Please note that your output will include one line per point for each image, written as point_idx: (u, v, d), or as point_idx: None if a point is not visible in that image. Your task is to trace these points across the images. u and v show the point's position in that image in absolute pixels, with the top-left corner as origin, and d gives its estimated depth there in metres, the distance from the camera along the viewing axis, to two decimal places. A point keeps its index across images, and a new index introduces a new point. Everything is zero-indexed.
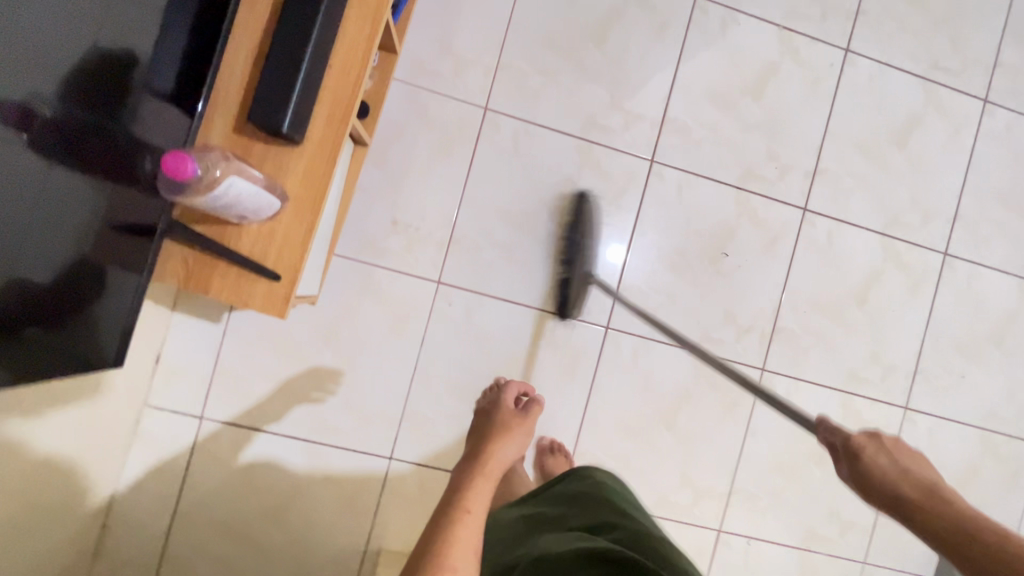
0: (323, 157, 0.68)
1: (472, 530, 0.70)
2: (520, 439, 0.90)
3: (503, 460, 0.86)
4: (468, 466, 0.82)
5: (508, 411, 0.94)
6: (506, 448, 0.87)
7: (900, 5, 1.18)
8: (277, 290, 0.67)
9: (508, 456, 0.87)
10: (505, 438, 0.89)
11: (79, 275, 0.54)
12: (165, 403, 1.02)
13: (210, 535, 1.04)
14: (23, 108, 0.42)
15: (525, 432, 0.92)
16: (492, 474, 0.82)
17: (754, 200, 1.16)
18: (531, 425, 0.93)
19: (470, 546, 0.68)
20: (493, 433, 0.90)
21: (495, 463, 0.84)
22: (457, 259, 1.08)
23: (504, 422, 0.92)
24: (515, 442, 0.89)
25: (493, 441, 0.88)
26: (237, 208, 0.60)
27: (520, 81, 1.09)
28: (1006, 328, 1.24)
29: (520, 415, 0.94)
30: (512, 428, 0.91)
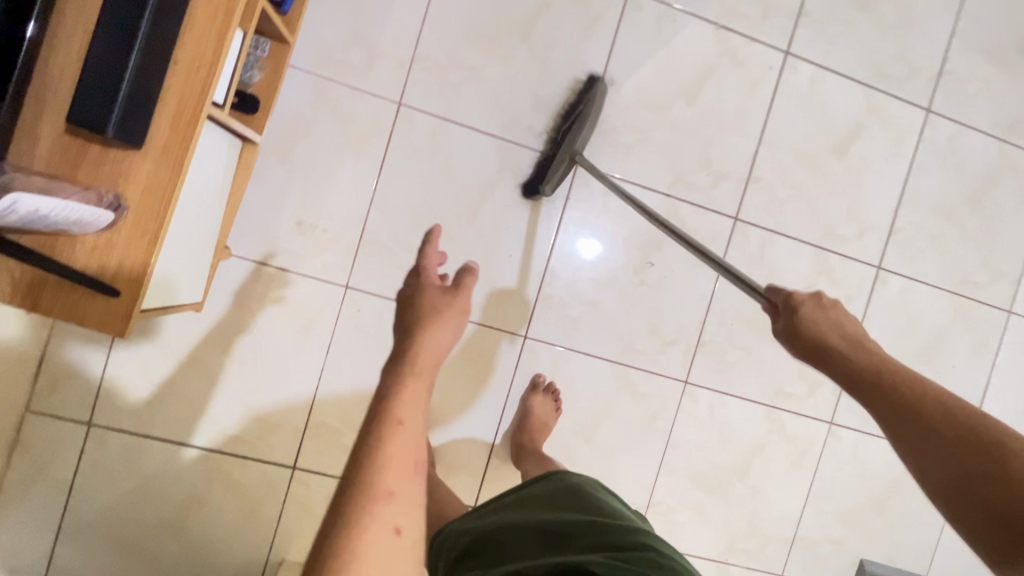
0: (167, 164, 0.62)
1: (405, 456, 0.48)
2: (452, 323, 0.60)
3: (435, 356, 0.57)
4: (385, 373, 0.54)
5: (432, 290, 0.64)
6: (435, 340, 0.57)
7: (845, 7, 1.13)
8: (116, 306, 0.62)
9: (439, 349, 0.57)
10: (431, 326, 0.59)
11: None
12: (49, 408, 0.96)
13: (100, 544, 0.99)
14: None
15: (461, 311, 0.61)
16: (425, 372, 0.54)
17: (684, 207, 1.12)
18: (468, 295, 0.63)
19: (408, 464, 0.48)
20: (412, 323, 0.60)
21: (426, 363, 0.55)
22: (366, 262, 1.03)
23: (428, 303, 0.62)
24: (447, 331, 0.59)
25: (412, 334, 0.58)
26: (45, 221, 0.54)
27: (439, 76, 1.03)
28: (936, 344, 1.22)
29: (450, 293, 0.63)
30: (439, 310, 0.60)
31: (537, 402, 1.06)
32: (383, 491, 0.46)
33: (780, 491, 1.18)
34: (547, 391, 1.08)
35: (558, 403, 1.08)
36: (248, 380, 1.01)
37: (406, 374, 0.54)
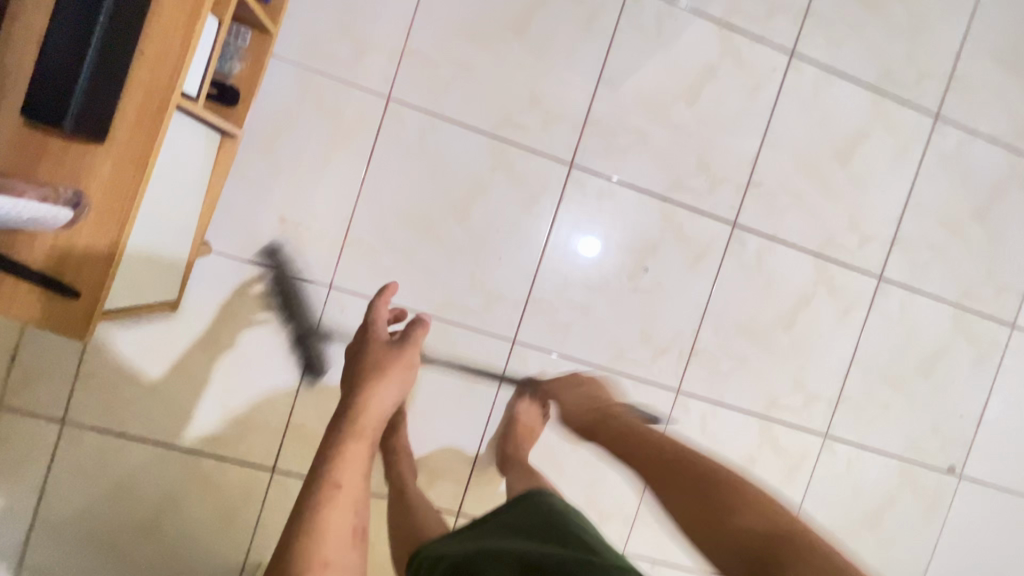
0: (131, 159, 0.58)
1: (344, 505, 0.69)
2: (396, 381, 0.83)
3: (380, 409, 0.81)
4: (341, 420, 0.78)
5: (379, 347, 0.87)
6: (382, 396, 0.82)
7: (854, 8, 1.09)
8: (78, 308, 0.59)
9: (386, 402, 0.82)
10: (377, 386, 0.82)
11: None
12: (22, 404, 0.94)
13: (72, 545, 0.97)
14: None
15: (406, 369, 0.85)
16: (367, 428, 0.78)
17: (681, 212, 1.08)
18: (410, 357, 0.86)
19: (343, 528, 0.68)
20: (363, 379, 0.83)
21: (370, 416, 0.79)
22: (351, 262, 1.00)
23: (375, 364, 0.84)
24: (390, 387, 0.83)
25: (362, 390, 0.81)
26: (0, 220, 0.51)
27: (429, 70, 0.99)
28: (936, 358, 1.19)
29: (395, 350, 0.86)
30: (387, 369, 0.84)
31: (525, 410, 1.04)
32: (322, 559, 0.64)
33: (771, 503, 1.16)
34: (534, 399, 1.05)
35: (546, 412, 1.05)
36: (227, 380, 0.99)
37: (354, 426, 0.78)
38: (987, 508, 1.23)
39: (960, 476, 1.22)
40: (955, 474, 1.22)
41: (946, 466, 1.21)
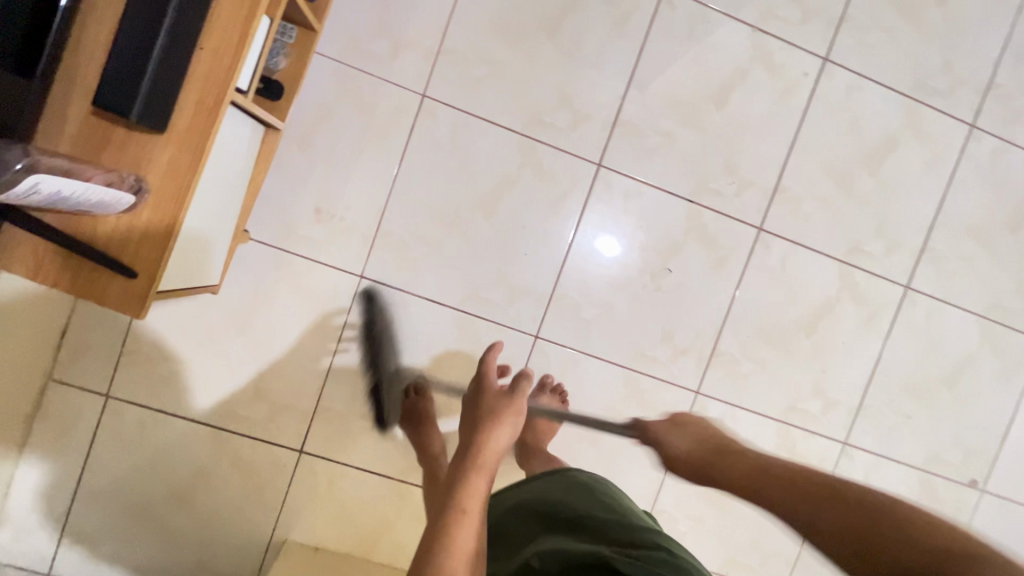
0: (189, 147, 0.62)
1: (467, 537, 0.59)
2: (512, 423, 0.75)
3: (498, 452, 0.70)
4: (458, 465, 0.67)
5: (494, 393, 0.80)
6: (498, 437, 0.72)
7: (890, 14, 1.08)
8: (135, 287, 0.63)
9: (501, 444, 0.71)
10: (495, 424, 0.73)
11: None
12: (70, 378, 0.99)
13: (112, 513, 1.02)
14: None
15: (517, 414, 0.76)
16: (487, 468, 0.66)
17: (706, 214, 1.09)
18: (522, 404, 0.77)
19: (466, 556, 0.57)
20: (482, 419, 0.74)
21: (487, 458, 0.68)
22: (381, 253, 1.03)
23: (491, 408, 0.76)
24: (507, 427, 0.74)
25: (480, 431, 0.72)
26: (69, 202, 0.55)
27: (464, 69, 1.01)
28: (962, 369, 1.18)
29: (509, 396, 0.79)
30: (504, 412, 0.75)
31: (545, 402, 1.06)
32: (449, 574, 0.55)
33: None
34: (554, 392, 1.06)
35: (565, 406, 1.07)
36: (261, 364, 1.03)
37: (473, 467, 0.66)
38: (1008, 524, 1.22)
39: (982, 490, 1.20)
40: (976, 488, 1.20)
41: (968, 479, 1.20)
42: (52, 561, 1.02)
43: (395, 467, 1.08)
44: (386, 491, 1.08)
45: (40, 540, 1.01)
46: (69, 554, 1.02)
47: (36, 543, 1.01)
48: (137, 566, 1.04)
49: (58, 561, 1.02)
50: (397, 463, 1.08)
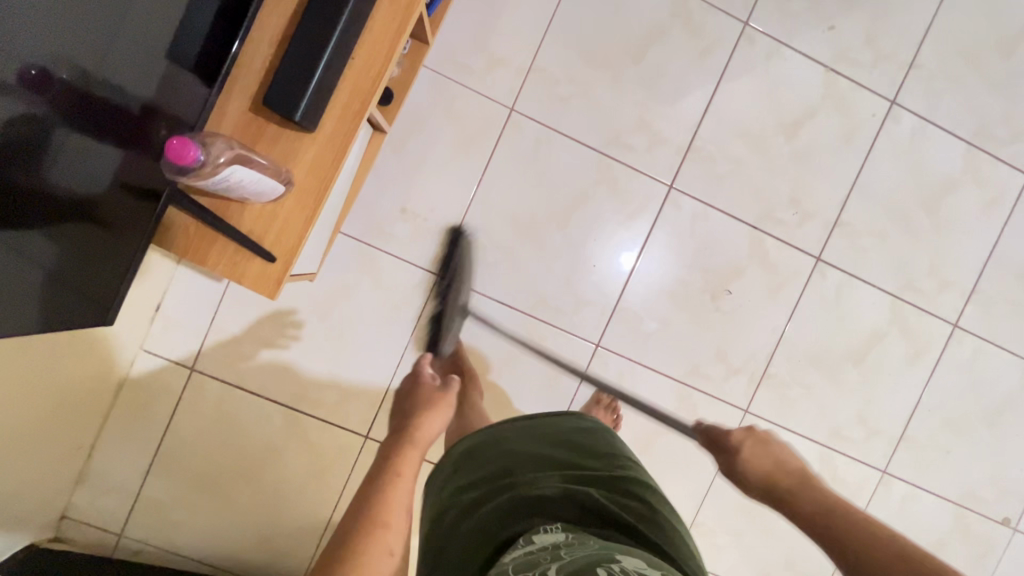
0: (333, 145, 0.68)
1: (398, 501, 0.64)
2: (443, 412, 0.83)
3: (429, 435, 0.79)
4: (391, 444, 0.75)
5: (425, 388, 0.89)
6: (429, 423, 0.80)
7: (958, 64, 1.13)
8: (271, 270, 0.69)
9: (433, 430, 0.81)
10: (426, 413, 0.82)
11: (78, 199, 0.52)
12: (159, 349, 1.05)
13: (185, 480, 1.07)
14: (42, 69, 0.43)
15: (448, 403, 0.85)
16: (417, 447, 0.75)
17: (768, 241, 1.14)
18: (452, 396, 0.86)
19: (399, 517, 0.62)
20: (413, 409, 0.83)
21: (419, 440, 0.77)
22: (459, 255, 1.09)
23: (425, 399, 0.85)
24: (439, 415, 0.83)
25: (414, 419, 0.80)
26: (237, 190, 0.61)
27: (551, 88, 1.07)
28: (1002, 409, 1.21)
29: (441, 391, 0.87)
30: (438, 403, 0.84)
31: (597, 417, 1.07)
32: (382, 524, 0.60)
33: None
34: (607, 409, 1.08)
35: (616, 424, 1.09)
36: (336, 350, 1.08)
37: (403, 444, 0.75)
38: None
39: (1014, 529, 1.23)
40: (1009, 526, 1.23)
41: (1000, 517, 1.23)
42: (123, 523, 1.07)
43: None
44: None
45: (115, 502, 1.06)
46: (141, 517, 1.07)
47: (111, 505, 1.06)
48: (202, 536, 1.08)
49: (129, 523, 1.07)
50: None
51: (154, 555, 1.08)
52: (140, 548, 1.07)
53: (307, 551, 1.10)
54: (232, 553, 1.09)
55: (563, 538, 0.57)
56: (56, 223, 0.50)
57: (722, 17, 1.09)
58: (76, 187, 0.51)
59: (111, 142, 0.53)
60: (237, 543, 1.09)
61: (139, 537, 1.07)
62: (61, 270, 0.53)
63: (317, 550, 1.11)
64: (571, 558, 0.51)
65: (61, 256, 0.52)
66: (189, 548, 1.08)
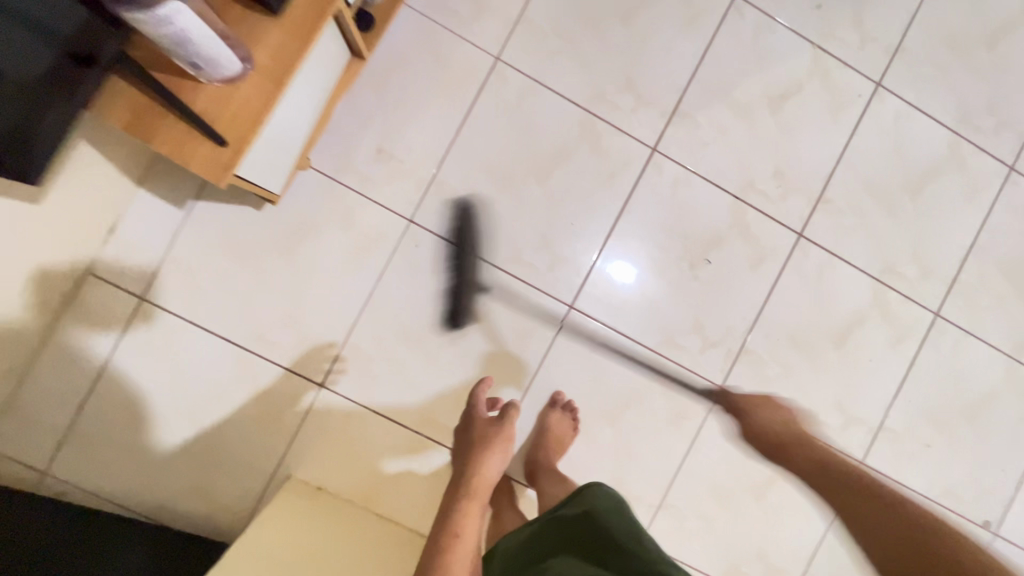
0: (299, 34, 0.66)
1: (466, 549, 0.78)
2: (501, 451, 0.92)
3: (489, 477, 0.90)
4: (453, 496, 0.87)
5: (483, 421, 0.95)
6: (490, 466, 0.91)
7: (943, 52, 1.14)
8: (219, 155, 0.65)
9: (492, 473, 0.91)
10: (485, 456, 0.91)
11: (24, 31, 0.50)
12: (109, 274, 1.00)
13: (120, 417, 1.00)
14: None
15: (508, 441, 0.93)
16: (478, 495, 0.87)
17: (750, 213, 1.12)
18: (511, 431, 0.93)
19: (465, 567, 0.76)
20: (474, 449, 0.92)
21: (480, 484, 0.89)
22: (433, 202, 1.06)
23: (481, 438, 0.93)
24: (497, 456, 0.92)
25: (475, 462, 0.91)
26: (194, 49, 0.57)
27: (539, 41, 1.07)
28: (984, 406, 1.18)
29: (495, 426, 0.94)
30: (494, 444, 0.92)
31: (555, 418, 1.05)
32: None
33: (797, 521, 1.13)
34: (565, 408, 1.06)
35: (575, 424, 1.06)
36: (298, 291, 1.04)
37: (468, 494, 0.87)
38: None
39: (994, 534, 1.18)
40: (989, 530, 1.18)
41: (981, 520, 1.18)
42: (49, 460, 0.99)
43: (413, 419, 1.06)
44: (399, 441, 1.06)
45: (43, 436, 0.98)
46: (69, 455, 0.99)
47: (39, 438, 0.98)
48: (133, 481, 1.00)
49: (55, 460, 0.99)
50: (414, 412, 1.06)
51: (79, 497, 1.00)
52: (64, 489, 0.99)
53: (245, 507, 1.02)
54: (164, 503, 1.01)
55: None
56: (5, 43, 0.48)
57: None
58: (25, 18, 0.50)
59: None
60: (170, 493, 1.01)
61: (65, 477, 0.99)
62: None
63: (257, 503, 1.03)
64: None
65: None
66: (118, 493, 1.00)
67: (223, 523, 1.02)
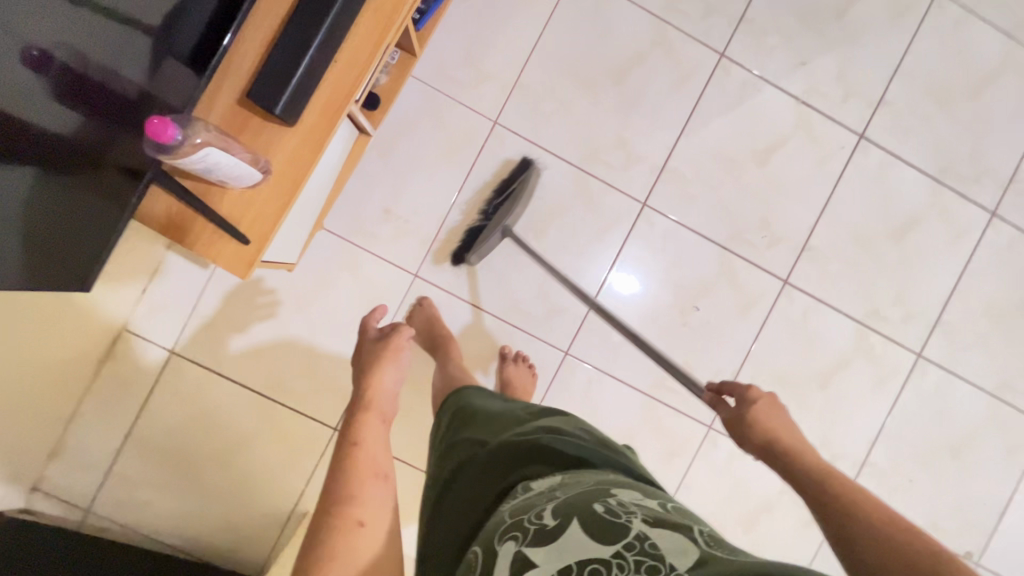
0: (311, 141, 0.74)
1: (368, 456, 0.74)
2: (393, 362, 0.89)
3: (384, 389, 0.85)
4: (349, 414, 0.80)
5: (372, 340, 0.93)
6: (381, 379, 0.86)
7: (925, 104, 1.19)
8: (244, 253, 0.74)
9: (390, 385, 0.87)
10: (376, 371, 0.87)
11: (64, 169, 0.56)
12: (143, 330, 1.09)
13: (153, 459, 1.10)
14: (43, 51, 0.49)
15: (398, 351, 0.90)
16: (373, 405, 0.82)
17: (737, 261, 1.18)
18: (400, 339, 0.91)
19: (368, 472, 0.71)
20: (364, 367, 0.88)
21: (375, 395, 0.84)
22: (437, 257, 1.13)
23: (372, 355, 0.90)
24: (391, 366, 0.88)
25: (366, 377, 0.86)
26: (219, 175, 0.67)
27: (535, 104, 1.13)
28: (966, 443, 1.22)
29: (384, 342, 0.92)
30: (384, 356, 0.89)
31: (513, 370, 1.09)
32: (351, 496, 0.68)
33: (782, 554, 1.20)
34: (516, 360, 1.11)
35: (533, 370, 1.11)
36: (312, 342, 1.12)
37: (362, 406, 0.81)
38: None
39: (977, 564, 1.23)
40: (971, 561, 1.23)
41: (963, 550, 1.23)
42: (92, 499, 1.09)
43: (421, 459, 1.14)
44: (410, 481, 1.14)
45: (86, 478, 1.09)
46: (109, 494, 1.09)
47: (82, 480, 1.09)
48: (166, 516, 1.10)
49: (97, 499, 1.09)
50: (421, 454, 1.14)
51: (119, 532, 1.10)
52: (106, 524, 1.10)
53: (267, 542, 1.12)
54: (195, 537, 1.11)
55: (553, 519, 0.51)
56: (39, 182, 0.53)
57: (700, 47, 1.15)
58: (68, 161, 0.56)
59: (103, 119, 0.58)
60: (200, 528, 1.11)
61: (107, 514, 1.10)
62: (35, 232, 0.56)
63: (278, 538, 1.12)
64: (567, 499, 0.54)
65: (32, 218, 0.54)
66: (153, 528, 1.11)
67: (248, 556, 1.12)
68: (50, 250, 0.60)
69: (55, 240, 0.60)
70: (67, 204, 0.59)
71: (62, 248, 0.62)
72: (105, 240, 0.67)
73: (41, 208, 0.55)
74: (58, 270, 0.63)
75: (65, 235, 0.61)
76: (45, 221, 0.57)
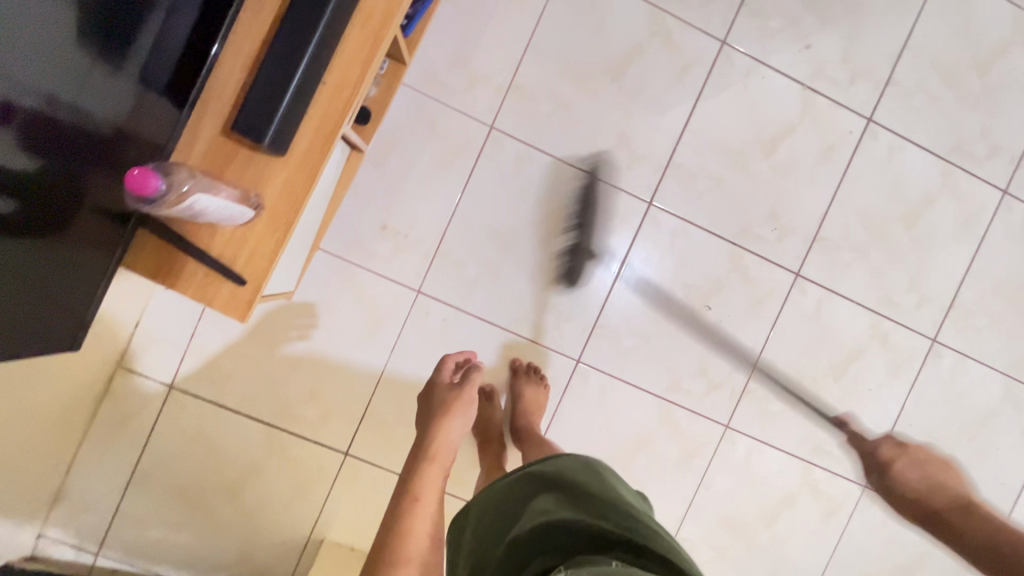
0: (303, 171, 0.69)
1: (423, 517, 0.85)
2: (462, 415, 0.97)
3: (449, 444, 0.95)
4: (413, 464, 0.92)
5: (446, 386, 1.00)
6: (448, 433, 0.95)
7: (934, 81, 1.15)
8: (241, 294, 0.70)
9: (454, 438, 0.95)
10: (445, 422, 0.95)
11: (39, 226, 0.52)
12: (139, 367, 1.05)
13: (162, 497, 1.07)
14: (4, 101, 0.43)
15: (468, 403, 0.98)
16: (439, 459, 0.92)
17: (748, 257, 1.15)
18: (473, 391, 0.99)
19: (422, 534, 0.83)
20: (435, 416, 0.96)
21: (440, 450, 0.94)
22: (439, 271, 1.09)
23: (443, 401, 0.97)
24: (459, 419, 0.96)
25: (436, 426, 0.95)
26: (206, 217, 0.64)
27: (532, 106, 1.08)
28: (984, 424, 1.22)
29: (457, 390, 0.99)
30: (455, 407, 0.97)
31: (526, 385, 1.08)
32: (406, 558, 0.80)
33: (804, 546, 1.19)
34: (528, 373, 1.10)
35: (545, 383, 1.10)
36: (316, 367, 1.08)
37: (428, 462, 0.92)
38: None
39: None
40: None
41: None
42: (101, 541, 1.06)
43: None
44: None
45: (93, 520, 1.06)
46: (118, 535, 1.07)
47: (89, 522, 1.06)
48: (179, 553, 1.08)
49: (106, 541, 1.06)
50: None
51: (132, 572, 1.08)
52: (117, 565, 1.07)
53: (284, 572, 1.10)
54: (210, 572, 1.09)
55: None
56: (7, 244, 0.49)
57: (700, 36, 1.10)
58: (43, 218, 0.52)
59: (78, 166, 0.54)
60: (214, 562, 1.09)
61: (118, 556, 1.07)
62: (19, 298, 0.53)
63: (296, 568, 1.10)
64: None
65: (13, 286, 0.51)
66: (167, 566, 1.08)
67: None
68: (35, 314, 0.56)
69: (41, 302, 0.56)
70: (49, 264, 0.55)
71: (48, 310, 0.58)
72: (91, 294, 0.63)
73: (20, 272, 0.51)
74: (45, 331, 0.59)
75: (50, 295, 0.57)
76: (19, 284, 0.52)
